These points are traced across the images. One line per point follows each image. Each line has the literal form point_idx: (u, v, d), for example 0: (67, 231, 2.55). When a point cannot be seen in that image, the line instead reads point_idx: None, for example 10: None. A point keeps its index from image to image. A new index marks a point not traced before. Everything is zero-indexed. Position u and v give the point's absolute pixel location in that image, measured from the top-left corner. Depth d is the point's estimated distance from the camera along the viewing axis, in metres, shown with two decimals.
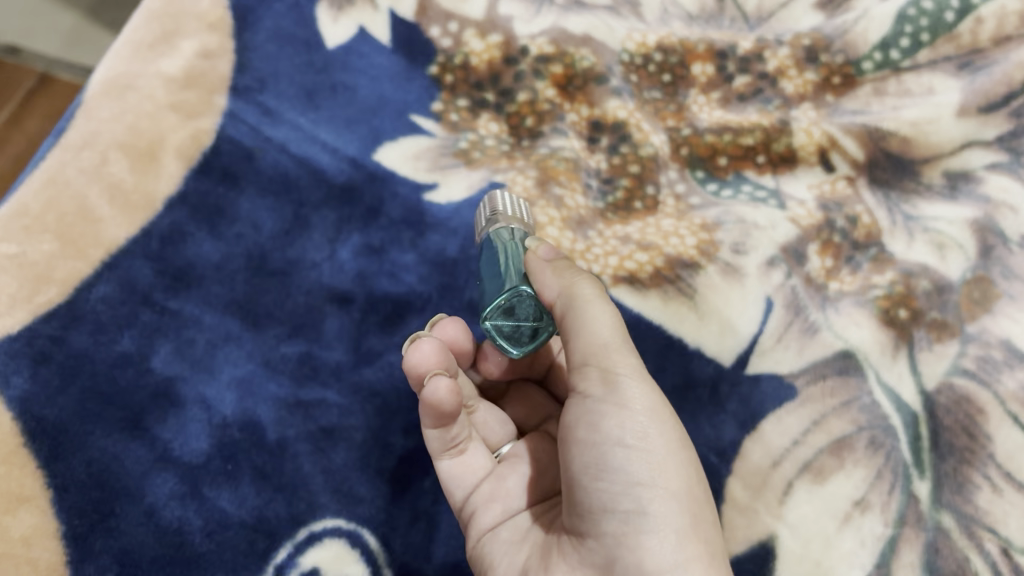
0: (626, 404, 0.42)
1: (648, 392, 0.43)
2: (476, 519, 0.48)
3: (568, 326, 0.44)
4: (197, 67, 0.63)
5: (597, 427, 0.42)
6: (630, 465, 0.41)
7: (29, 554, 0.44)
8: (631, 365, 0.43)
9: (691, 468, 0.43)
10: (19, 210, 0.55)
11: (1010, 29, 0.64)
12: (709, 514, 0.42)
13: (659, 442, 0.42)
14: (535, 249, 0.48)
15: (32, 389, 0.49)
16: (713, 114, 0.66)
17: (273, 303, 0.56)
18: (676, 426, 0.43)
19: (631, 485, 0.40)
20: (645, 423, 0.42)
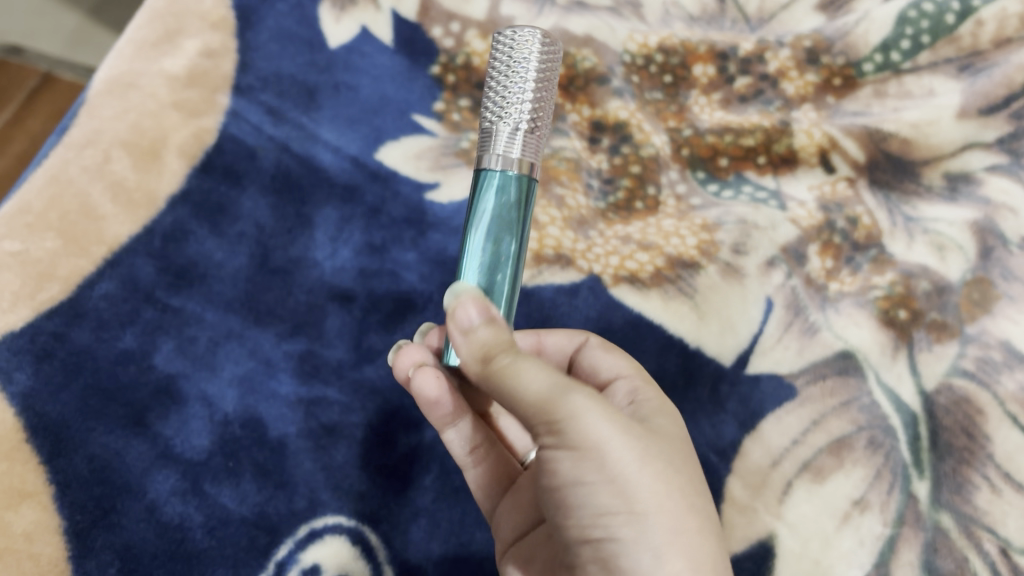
0: (579, 442, 0.35)
1: (602, 422, 0.36)
2: (499, 534, 0.46)
3: (499, 386, 0.37)
4: (200, 66, 0.64)
5: (555, 471, 0.37)
6: (593, 497, 0.35)
7: (31, 549, 0.44)
8: (574, 405, 0.36)
9: (667, 482, 0.37)
10: (22, 208, 0.55)
11: (1010, 31, 0.64)
12: (699, 524, 0.37)
13: (621, 467, 0.36)
14: (457, 308, 0.39)
15: (34, 385, 0.49)
16: (714, 114, 0.67)
17: (275, 301, 0.56)
18: (642, 445, 0.37)
19: (599, 519, 0.35)
20: (602, 454, 0.35)
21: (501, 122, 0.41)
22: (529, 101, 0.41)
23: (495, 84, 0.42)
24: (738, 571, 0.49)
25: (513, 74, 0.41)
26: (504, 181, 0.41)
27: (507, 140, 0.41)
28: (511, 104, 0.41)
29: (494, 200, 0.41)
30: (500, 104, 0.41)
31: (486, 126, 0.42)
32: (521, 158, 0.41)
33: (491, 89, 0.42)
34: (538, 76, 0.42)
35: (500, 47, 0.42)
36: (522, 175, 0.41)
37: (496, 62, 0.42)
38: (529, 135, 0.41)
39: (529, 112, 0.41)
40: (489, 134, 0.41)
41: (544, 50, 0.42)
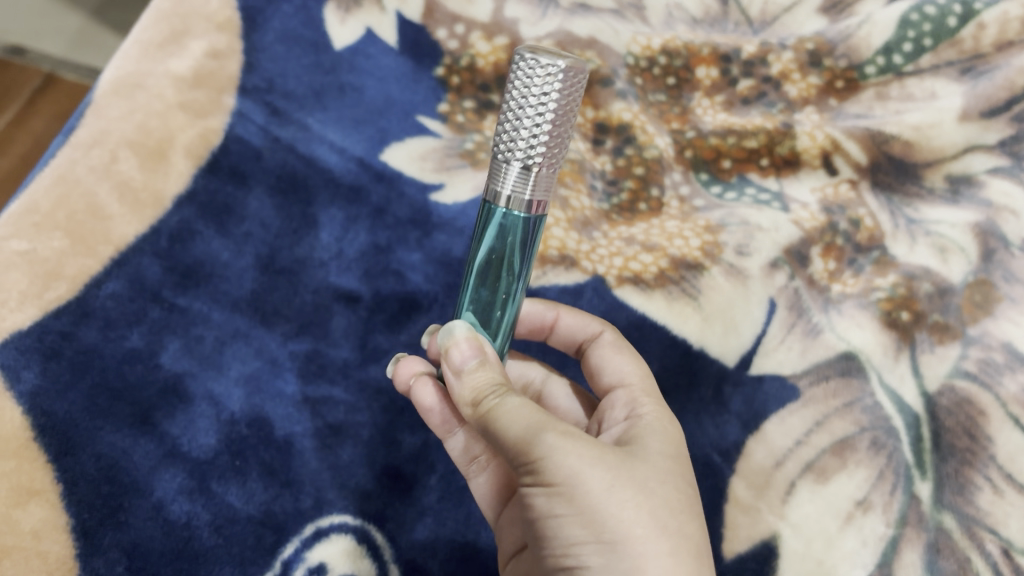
0: (548, 476, 0.35)
1: (571, 455, 0.35)
2: (502, 547, 0.45)
3: (484, 420, 0.38)
4: (206, 67, 0.64)
5: (531, 505, 0.37)
6: (564, 529, 0.35)
7: (39, 547, 0.44)
8: (543, 440, 0.35)
9: (640, 512, 0.35)
10: (29, 207, 0.55)
11: (1012, 35, 0.64)
12: (678, 552, 0.36)
13: (591, 500, 0.35)
14: (452, 348, 0.41)
15: (42, 383, 0.49)
16: (717, 117, 0.67)
17: (281, 301, 0.56)
18: (613, 473, 0.36)
19: (571, 550, 0.35)
20: (570, 486, 0.35)
21: (513, 162, 0.36)
22: (546, 136, 0.36)
23: (510, 112, 0.36)
24: (741, 571, 0.49)
25: (530, 106, 0.35)
26: (510, 223, 0.38)
27: (519, 181, 0.37)
28: (524, 141, 0.36)
29: (500, 239, 0.39)
30: (513, 141, 0.36)
31: (498, 161, 0.37)
32: (532, 198, 0.37)
33: (505, 117, 0.37)
34: (559, 107, 0.35)
35: (518, 68, 0.36)
36: (528, 217, 0.38)
37: (512, 85, 0.36)
38: (543, 174, 0.37)
39: (544, 150, 0.36)
40: (500, 171, 0.37)
41: (570, 76, 0.35)
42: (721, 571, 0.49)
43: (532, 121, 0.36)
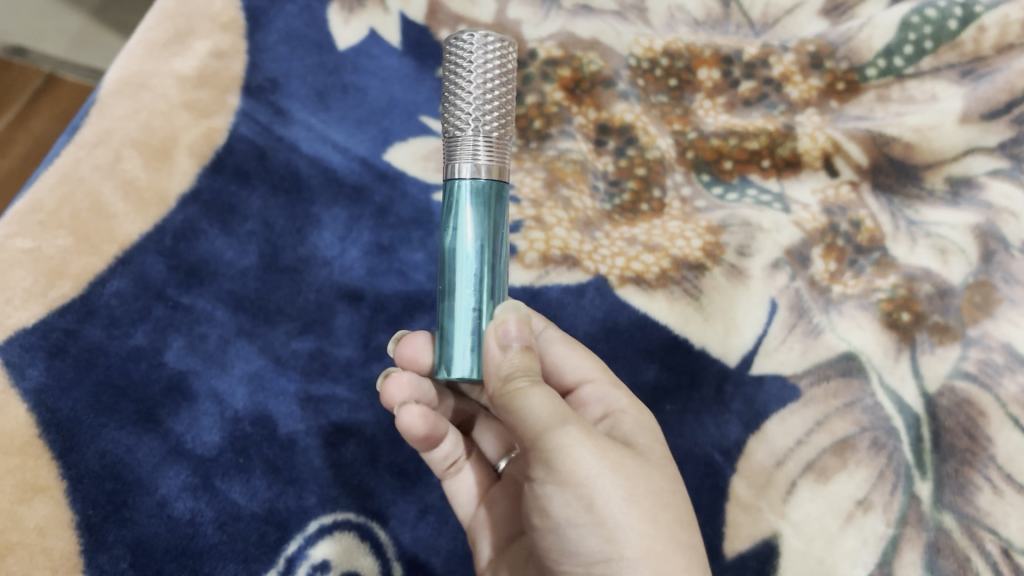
0: (569, 482, 0.37)
1: (595, 464, 0.37)
2: (479, 545, 0.48)
3: (505, 415, 0.39)
4: (210, 67, 0.64)
5: (549, 511, 0.38)
6: (582, 540, 0.37)
7: (44, 543, 0.45)
8: (571, 445, 0.37)
9: (652, 524, 0.38)
10: (34, 206, 0.55)
11: (1012, 37, 0.64)
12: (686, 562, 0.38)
13: (610, 511, 0.37)
14: (499, 322, 0.39)
15: (47, 380, 0.49)
16: (719, 118, 0.67)
17: (284, 300, 0.57)
18: (630, 486, 0.38)
19: (591, 563, 0.37)
20: (589, 495, 0.37)
21: (470, 130, 0.39)
22: (497, 106, 0.40)
23: (456, 88, 0.40)
24: (741, 568, 0.50)
25: (475, 79, 0.40)
26: (485, 186, 0.40)
27: (478, 147, 0.39)
28: (477, 109, 0.39)
29: (479, 204, 0.40)
30: (467, 111, 0.39)
31: (453, 134, 0.40)
32: (491, 161, 0.40)
33: (451, 95, 0.40)
34: (499, 78, 0.40)
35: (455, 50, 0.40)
36: (494, 179, 0.40)
37: (451, 67, 0.41)
38: (497, 140, 0.40)
39: (496, 119, 0.40)
40: (456, 142, 0.40)
41: (504, 54, 0.41)
42: (721, 570, 0.50)
43: (480, 92, 0.40)
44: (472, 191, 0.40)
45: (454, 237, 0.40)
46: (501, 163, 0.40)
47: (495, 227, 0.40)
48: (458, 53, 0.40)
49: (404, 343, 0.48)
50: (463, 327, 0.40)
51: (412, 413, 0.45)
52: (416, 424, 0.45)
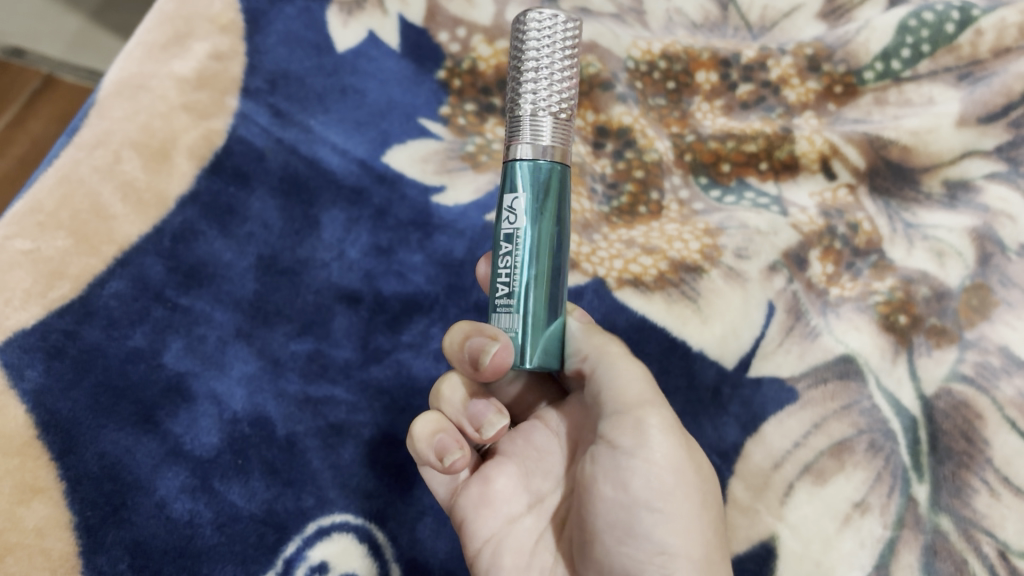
0: (656, 465, 0.41)
1: (676, 453, 0.42)
2: (473, 528, 0.45)
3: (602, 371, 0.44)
4: (209, 68, 0.64)
5: (627, 487, 0.41)
6: (655, 530, 0.40)
7: (41, 544, 0.45)
8: (661, 424, 0.42)
9: (709, 531, 0.42)
10: (33, 206, 0.55)
11: (1010, 41, 0.65)
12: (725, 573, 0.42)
13: (684, 505, 0.42)
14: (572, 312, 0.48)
15: (45, 381, 0.49)
16: (716, 121, 0.67)
17: (283, 301, 0.57)
18: (699, 487, 0.43)
19: (657, 553, 0.40)
20: (671, 485, 0.41)
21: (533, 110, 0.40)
22: (561, 89, 0.41)
23: (521, 69, 0.41)
24: (740, 571, 0.50)
25: (541, 62, 0.41)
26: (556, 168, 0.40)
27: (539, 127, 0.40)
28: (541, 91, 0.40)
29: (542, 183, 0.40)
30: (530, 92, 0.40)
31: (515, 115, 0.41)
32: (552, 144, 0.40)
33: (515, 77, 0.41)
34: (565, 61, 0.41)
35: (521, 30, 0.41)
36: (557, 161, 0.40)
37: (516, 49, 0.42)
38: (560, 122, 0.41)
39: (560, 101, 0.41)
40: (518, 122, 0.41)
41: (572, 35, 0.41)
42: None
43: (545, 74, 0.41)
44: (535, 172, 0.40)
45: (528, 222, 0.40)
46: (563, 147, 0.41)
47: (558, 209, 0.40)
48: (525, 34, 0.41)
49: (498, 349, 0.40)
50: (540, 315, 0.40)
51: (456, 459, 0.43)
52: (448, 469, 0.43)
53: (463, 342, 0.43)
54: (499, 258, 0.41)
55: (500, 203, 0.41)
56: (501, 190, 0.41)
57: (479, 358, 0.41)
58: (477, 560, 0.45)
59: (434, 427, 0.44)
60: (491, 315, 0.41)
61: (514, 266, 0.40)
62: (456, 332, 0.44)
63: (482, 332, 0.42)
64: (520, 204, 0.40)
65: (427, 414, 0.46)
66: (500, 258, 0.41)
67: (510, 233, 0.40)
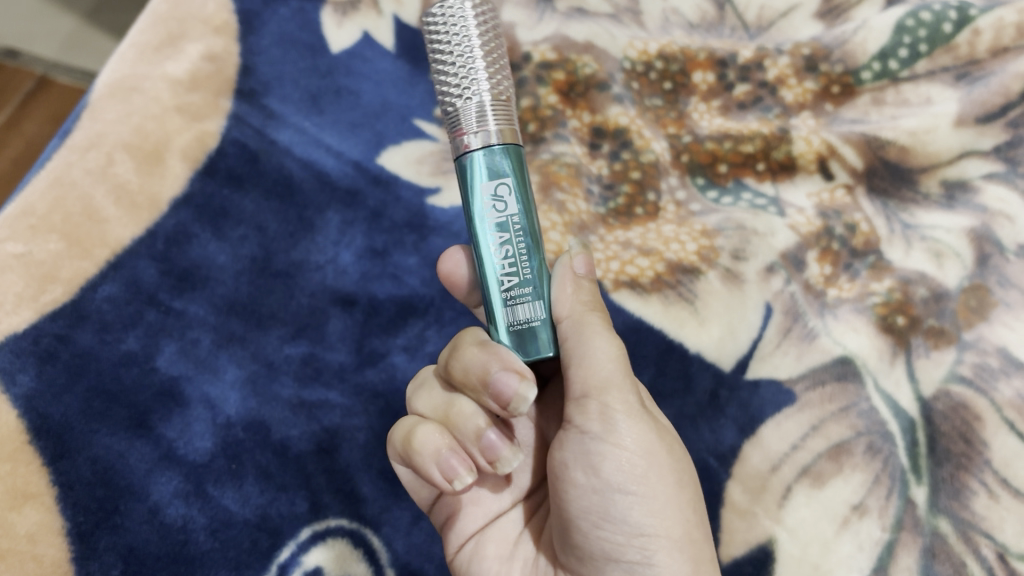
0: (627, 449, 0.40)
1: (646, 433, 0.41)
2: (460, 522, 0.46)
3: (567, 345, 0.40)
4: (203, 69, 0.64)
5: (599, 472, 0.40)
6: (632, 513, 0.40)
7: (34, 550, 0.45)
8: (630, 403, 0.40)
9: (688, 509, 0.42)
10: (26, 210, 0.55)
11: (1008, 40, 0.64)
12: (707, 552, 0.42)
13: (659, 486, 0.40)
14: (570, 256, 0.42)
15: (37, 386, 0.50)
16: (713, 122, 0.67)
17: (277, 304, 0.57)
18: (675, 466, 0.42)
19: (635, 536, 0.39)
20: (645, 467, 0.40)
21: (469, 102, 0.37)
22: (483, 65, 0.37)
23: (443, 63, 0.38)
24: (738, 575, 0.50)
25: (457, 44, 0.37)
26: (516, 150, 0.38)
27: (479, 117, 0.37)
28: (472, 78, 0.37)
29: (513, 168, 0.37)
30: (461, 84, 0.37)
31: (453, 112, 0.38)
32: (498, 126, 0.37)
33: (439, 74, 0.38)
34: (485, 40, 0.38)
35: (429, 25, 0.38)
36: (511, 142, 0.37)
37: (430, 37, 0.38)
38: (501, 104, 0.37)
39: (487, 77, 0.37)
40: (457, 115, 0.37)
41: (484, 10, 0.38)
42: None
43: (467, 58, 0.37)
44: (501, 159, 0.37)
45: (520, 208, 0.38)
46: (511, 126, 0.38)
47: (531, 191, 0.39)
48: (434, 19, 0.38)
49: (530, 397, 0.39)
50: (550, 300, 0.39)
51: (464, 485, 0.41)
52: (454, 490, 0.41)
53: (486, 373, 0.39)
54: (496, 250, 0.38)
55: (478, 192, 0.37)
56: (472, 183, 0.37)
57: (510, 401, 0.39)
58: (459, 552, 0.46)
59: (442, 443, 0.42)
60: (502, 312, 0.38)
61: (520, 255, 0.38)
62: (478, 360, 0.40)
63: (502, 353, 0.39)
64: (506, 189, 0.37)
65: (430, 426, 0.43)
66: (498, 249, 0.38)
67: (502, 222, 0.38)
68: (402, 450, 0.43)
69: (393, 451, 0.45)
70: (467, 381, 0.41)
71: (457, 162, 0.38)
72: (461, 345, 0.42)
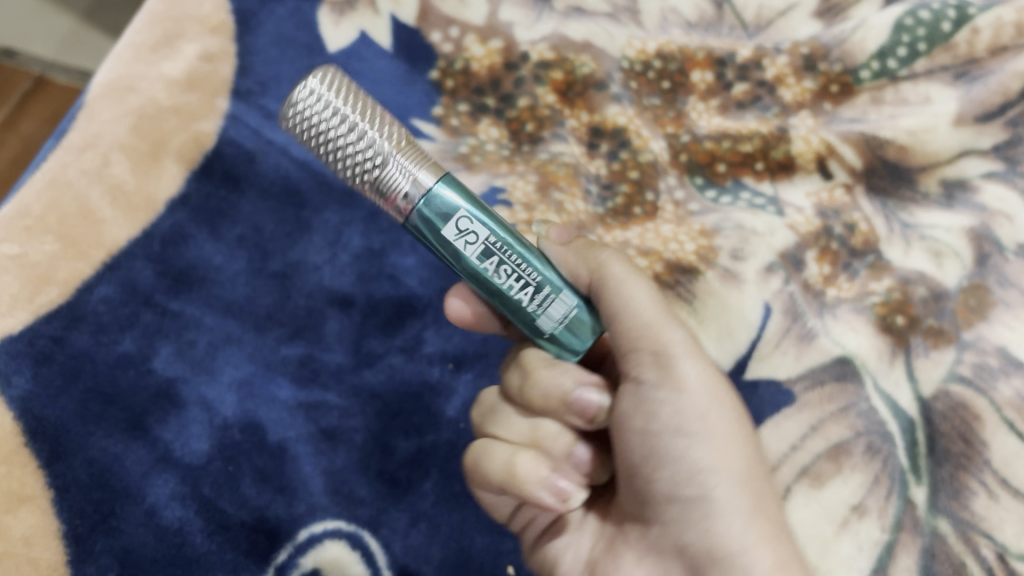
0: (683, 389, 0.40)
1: (703, 374, 0.41)
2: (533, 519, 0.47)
3: (606, 299, 0.41)
4: (199, 69, 0.64)
5: (654, 415, 0.40)
6: (692, 453, 0.39)
7: (29, 554, 0.46)
8: (683, 346, 0.41)
9: (751, 447, 0.41)
10: (21, 211, 0.55)
11: (1006, 39, 0.63)
12: (773, 492, 0.41)
13: (720, 426, 0.40)
14: (546, 233, 0.44)
15: (33, 389, 0.50)
16: (712, 121, 0.66)
17: (274, 305, 0.56)
18: (734, 407, 0.41)
19: (696, 474, 0.39)
20: (703, 405, 0.40)
21: (384, 164, 0.37)
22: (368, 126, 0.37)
23: (336, 148, 0.37)
24: None
25: (337, 123, 0.37)
26: (450, 179, 0.38)
27: (403, 171, 0.37)
28: (371, 144, 0.37)
29: (458, 199, 0.37)
30: (367, 153, 0.37)
31: (377, 181, 0.37)
32: (424, 167, 0.37)
33: (337, 158, 0.38)
34: (351, 101, 0.38)
35: (296, 125, 0.38)
36: (442, 175, 0.37)
37: (308, 132, 0.38)
38: (406, 146, 0.38)
39: (380, 134, 0.37)
40: (384, 182, 0.37)
41: (327, 75, 0.38)
42: None
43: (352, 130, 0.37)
44: (445, 198, 0.37)
45: (489, 226, 0.38)
46: (430, 161, 0.38)
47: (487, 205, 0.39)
48: (296, 117, 0.38)
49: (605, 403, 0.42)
50: (568, 282, 0.41)
51: (580, 500, 0.40)
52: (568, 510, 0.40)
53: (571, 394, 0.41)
54: (497, 275, 0.39)
55: (446, 238, 0.38)
56: (438, 235, 0.38)
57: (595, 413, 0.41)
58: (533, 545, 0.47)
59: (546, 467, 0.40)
60: (538, 320, 0.40)
61: (519, 266, 0.39)
62: (552, 381, 0.42)
63: (573, 368, 0.42)
64: (466, 221, 0.37)
65: (526, 452, 0.41)
66: (498, 273, 0.39)
67: (484, 249, 0.38)
68: (504, 482, 0.41)
69: (487, 485, 0.43)
70: (547, 404, 0.42)
71: (409, 230, 0.38)
72: (532, 368, 0.43)
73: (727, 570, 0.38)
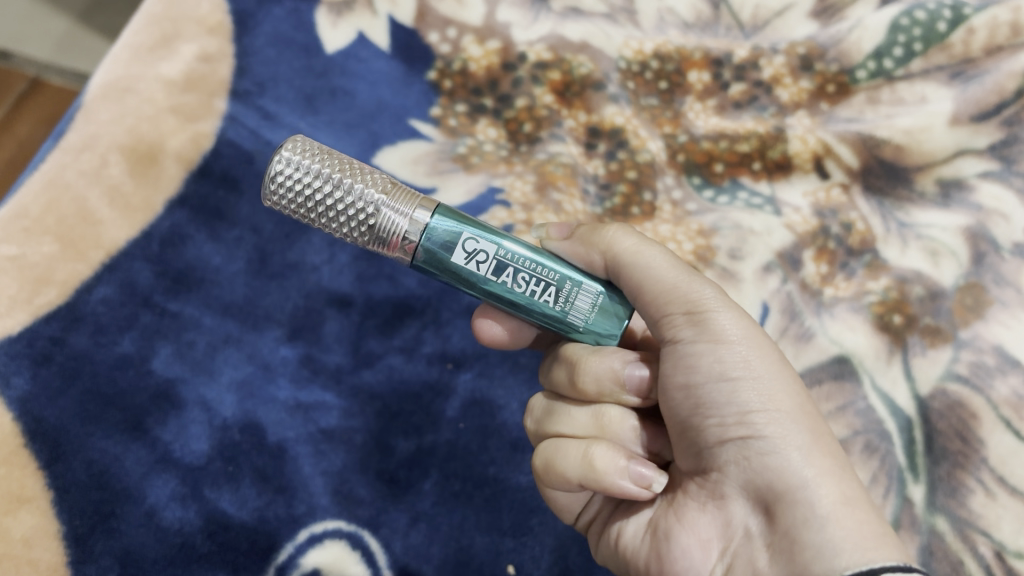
0: (722, 338, 0.40)
1: (738, 321, 0.41)
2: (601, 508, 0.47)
3: (627, 277, 0.42)
4: (197, 70, 0.64)
5: (696, 368, 0.40)
6: (740, 395, 0.39)
7: (30, 555, 0.46)
8: (713, 298, 0.42)
9: (798, 385, 0.41)
10: (18, 212, 0.55)
11: (1002, 39, 0.63)
12: (828, 427, 0.40)
13: (763, 367, 0.40)
14: (546, 232, 0.46)
15: (32, 389, 0.50)
16: (710, 120, 0.67)
17: (273, 305, 0.57)
18: (774, 349, 0.41)
19: (745, 415, 0.39)
20: (744, 350, 0.40)
21: (377, 212, 0.40)
22: (350, 181, 0.40)
23: (327, 210, 0.40)
24: None
25: (321, 187, 0.40)
26: (444, 210, 0.40)
27: (397, 215, 0.39)
28: (358, 198, 0.40)
29: (457, 226, 0.40)
30: (358, 207, 0.40)
31: (376, 230, 0.40)
32: (414, 206, 0.40)
33: (331, 219, 0.40)
34: (325, 160, 0.40)
35: (281, 199, 0.40)
36: (436, 208, 0.40)
37: (297, 203, 0.40)
38: (391, 188, 0.40)
39: (364, 184, 0.40)
40: (383, 229, 0.40)
41: (298, 144, 0.41)
42: None
43: (337, 189, 0.40)
44: (445, 228, 0.40)
45: (496, 241, 0.40)
46: (417, 198, 0.40)
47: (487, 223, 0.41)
48: (280, 195, 0.40)
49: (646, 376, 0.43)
50: (584, 273, 0.43)
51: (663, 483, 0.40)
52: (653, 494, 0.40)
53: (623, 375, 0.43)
54: (517, 284, 0.41)
55: (458, 263, 0.40)
56: (450, 264, 0.40)
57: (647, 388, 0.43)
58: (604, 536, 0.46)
59: (623, 455, 0.41)
60: (568, 318, 0.42)
61: (534, 272, 0.41)
62: (603, 365, 0.43)
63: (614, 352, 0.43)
64: (472, 243, 0.40)
65: (600, 444, 0.41)
66: (518, 283, 0.41)
67: (498, 263, 0.40)
68: (583, 476, 0.41)
69: (565, 484, 0.42)
70: (602, 389, 0.43)
71: (422, 271, 0.41)
72: (579, 358, 0.43)
73: (792, 505, 0.37)
